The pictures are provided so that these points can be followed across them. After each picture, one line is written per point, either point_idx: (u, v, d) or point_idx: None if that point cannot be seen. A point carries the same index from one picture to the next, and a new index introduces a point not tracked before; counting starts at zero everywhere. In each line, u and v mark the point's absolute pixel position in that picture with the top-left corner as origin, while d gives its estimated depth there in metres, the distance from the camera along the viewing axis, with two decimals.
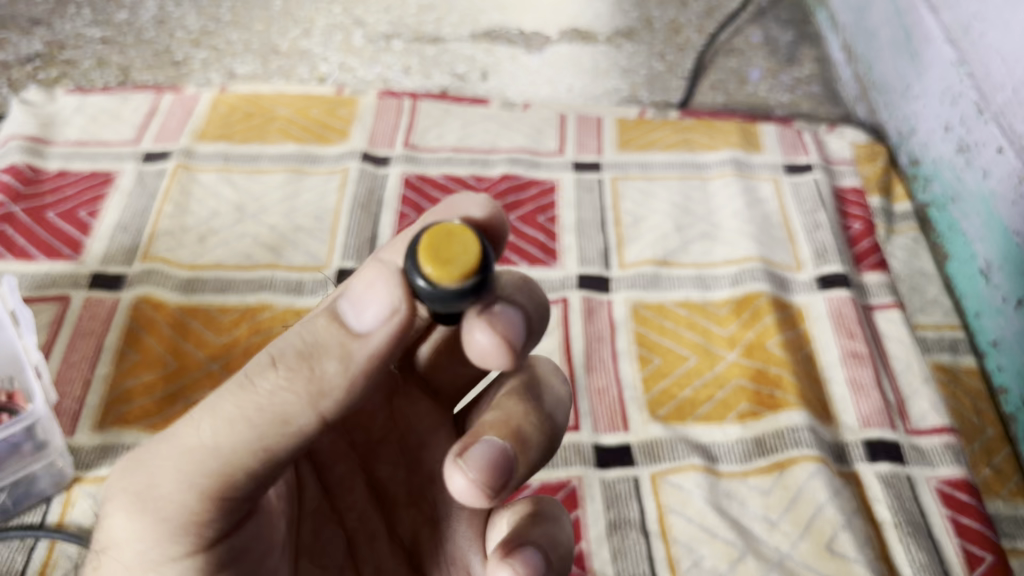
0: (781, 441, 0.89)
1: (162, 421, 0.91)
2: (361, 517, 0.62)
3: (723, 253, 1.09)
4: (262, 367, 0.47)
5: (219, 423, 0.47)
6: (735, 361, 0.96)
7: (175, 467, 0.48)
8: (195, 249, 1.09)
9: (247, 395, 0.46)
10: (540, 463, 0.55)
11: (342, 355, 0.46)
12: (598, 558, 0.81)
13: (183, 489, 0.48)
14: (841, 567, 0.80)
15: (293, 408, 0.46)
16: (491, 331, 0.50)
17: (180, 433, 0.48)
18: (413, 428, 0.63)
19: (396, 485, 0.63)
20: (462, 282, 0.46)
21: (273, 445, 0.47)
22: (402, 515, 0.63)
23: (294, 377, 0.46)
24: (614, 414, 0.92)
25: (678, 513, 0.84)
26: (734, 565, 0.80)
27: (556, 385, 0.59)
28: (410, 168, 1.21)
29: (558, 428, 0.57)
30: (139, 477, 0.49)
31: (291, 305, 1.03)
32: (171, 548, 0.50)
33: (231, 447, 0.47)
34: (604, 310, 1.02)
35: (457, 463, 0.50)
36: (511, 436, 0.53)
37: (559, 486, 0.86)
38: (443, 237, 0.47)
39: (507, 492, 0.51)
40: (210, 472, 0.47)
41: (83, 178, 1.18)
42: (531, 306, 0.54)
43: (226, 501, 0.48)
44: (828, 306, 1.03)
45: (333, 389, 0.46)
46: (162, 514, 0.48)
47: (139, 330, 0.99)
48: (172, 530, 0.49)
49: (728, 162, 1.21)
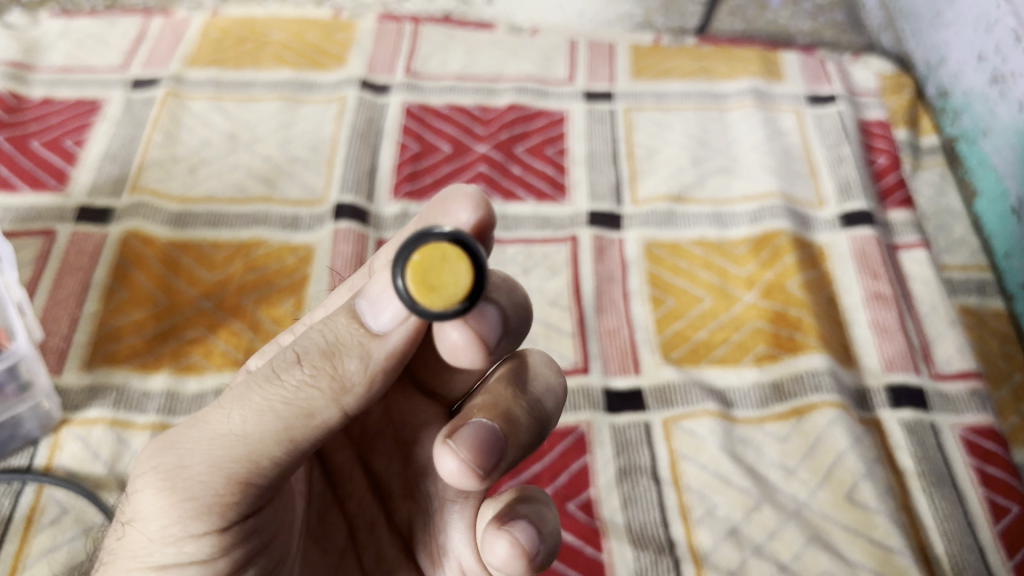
0: (800, 385, 0.85)
1: (153, 359, 0.87)
2: (360, 503, 0.58)
3: (741, 189, 1.03)
4: (285, 365, 0.46)
5: (247, 411, 0.45)
6: (752, 303, 0.92)
7: (205, 448, 0.45)
8: (186, 181, 1.04)
9: (273, 388, 0.45)
10: (528, 446, 0.51)
11: (363, 352, 0.46)
12: (607, 506, 0.77)
13: (210, 471, 0.45)
14: (861, 517, 0.76)
15: (318, 402, 0.45)
16: (466, 328, 0.50)
17: (211, 418, 0.46)
18: (406, 421, 0.59)
19: (392, 477, 0.59)
20: (441, 310, 0.46)
21: (300, 437, 0.45)
22: (399, 508, 0.58)
23: (317, 374, 0.45)
24: (625, 356, 0.88)
25: (690, 459, 0.80)
26: (749, 514, 0.77)
27: (548, 375, 0.55)
28: (412, 96, 1.14)
29: (550, 417, 0.54)
30: (168, 458, 0.46)
31: (287, 241, 0.98)
32: (191, 524, 0.46)
33: (258, 434, 0.44)
34: (615, 249, 0.97)
35: (447, 444, 0.47)
36: (501, 417, 0.50)
37: (567, 431, 0.82)
38: (442, 258, 0.45)
39: (500, 468, 0.48)
40: (236, 457, 0.44)
41: (69, 106, 1.12)
42: (507, 305, 0.52)
43: (251, 486, 0.45)
44: (852, 245, 0.98)
45: (355, 386, 0.46)
46: (188, 494, 0.45)
47: (129, 266, 0.95)
48: (195, 510, 0.45)
49: (748, 92, 1.15)
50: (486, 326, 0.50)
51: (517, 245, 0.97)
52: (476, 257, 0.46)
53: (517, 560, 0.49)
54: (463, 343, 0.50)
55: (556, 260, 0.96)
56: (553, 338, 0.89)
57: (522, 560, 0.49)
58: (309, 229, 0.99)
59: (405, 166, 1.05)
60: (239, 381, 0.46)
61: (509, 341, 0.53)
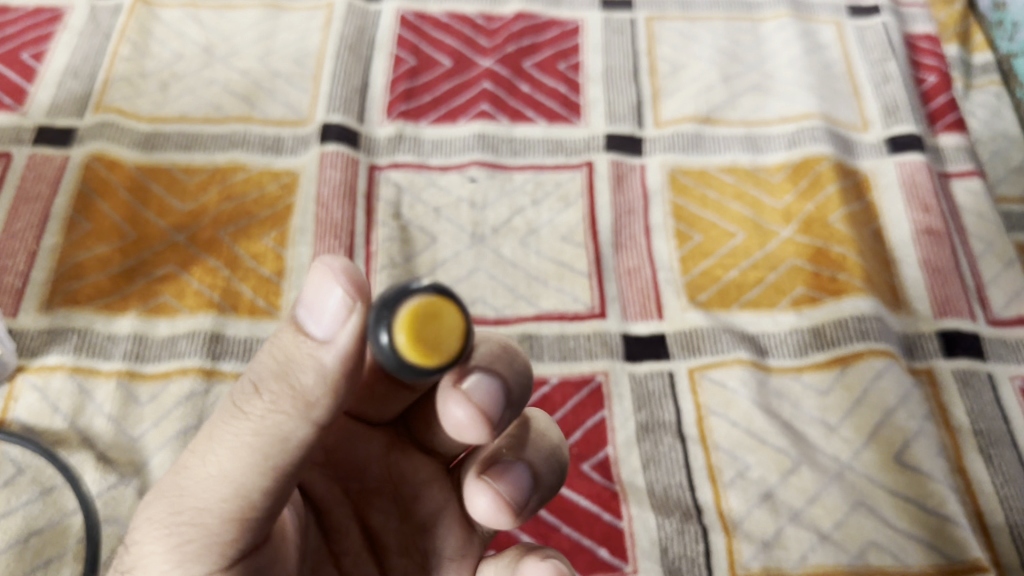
0: (844, 332, 0.76)
1: (119, 300, 0.78)
2: (356, 561, 0.49)
3: (777, 109, 0.93)
4: (244, 395, 0.40)
5: (222, 446, 0.39)
6: (790, 239, 0.82)
7: (193, 490, 0.40)
8: (156, 98, 0.93)
9: (240, 422, 0.39)
10: (559, 480, 0.49)
11: (317, 365, 0.39)
12: (627, 466, 0.69)
13: (202, 513, 0.40)
14: (912, 481, 0.68)
15: (289, 426, 0.39)
16: (469, 405, 0.41)
17: (191, 460, 0.41)
18: (405, 478, 0.50)
19: (389, 534, 0.50)
20: (419, 366, 0.38)
21: (283, 462, 0.39)
22: (396, 568, 0.50)
23: (278, 397, 0.39)
24: (646, 299, 0.79)
25: (720, 415, 0.72)
26: (786, 476, 0.68)
27: (552, 434, 0.49)
28: (407, 4, 1.02)
29: (565, 461, 0.49)
30: (159, 507, 0.41)
31: (268, 166, 0.88)
32: (194, 568, 0.41)
33: (240, 468, 0.39)
34: (636, 176, 0.87)
35: (478, 488, 0.46)
36: (526, 460, 0.47)
37: (583, 381, 0.73)
38: (441, 320, 0.38)
39: (536, 501, 0.47)
40: (224, 494, 0.39)
41: (26, 15, 1.00)
42: (510, 377, 0.43)
43: (247, 519, 0.40)
44: (900, 173, 0.88)
45: (318, 401, 0.39)
46: (186, 539, 0.40)
47: (92, 194, 0.85)
48: (195, 553, 0.40)
49: (783, 1, 1.02)
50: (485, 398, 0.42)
51: (525, 173, 0.87)
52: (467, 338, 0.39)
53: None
54: (468, 425, 0.42)
55: (569, 189, 0.86)
56: (566, 279, 0.80)
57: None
58: (292, 153, 0.89)
59: (401, 83, 0.94)
60: (208, 419, 0.41)
61: (517, 410, 0.44)
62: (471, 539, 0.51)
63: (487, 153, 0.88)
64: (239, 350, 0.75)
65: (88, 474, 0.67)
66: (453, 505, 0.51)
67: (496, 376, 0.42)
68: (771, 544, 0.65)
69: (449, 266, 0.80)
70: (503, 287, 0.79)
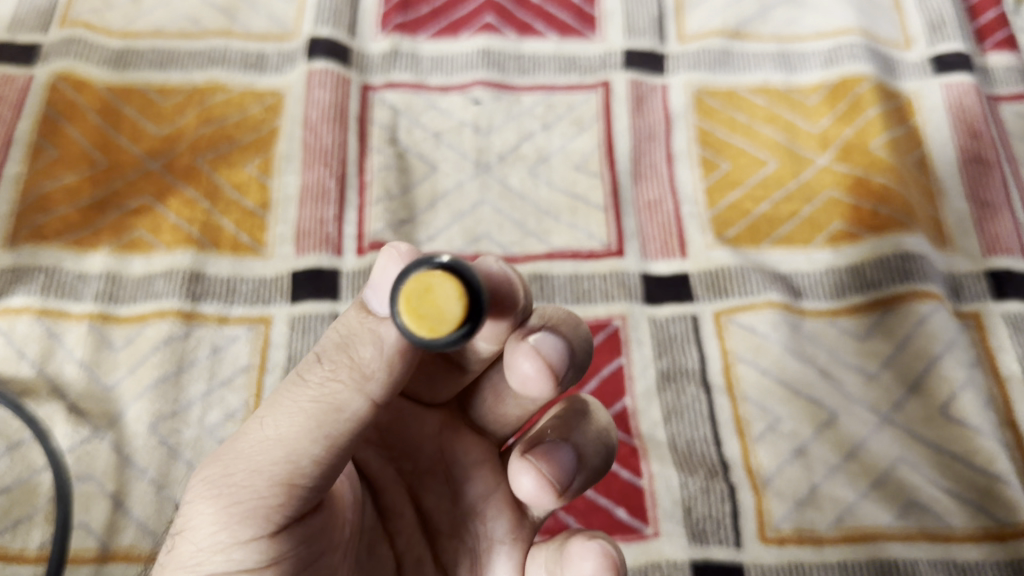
0: (886, 272, 0.69)
1: (89, 235, 0.71)
2: (411, 542, 0.45)
3: (813, 23, 0.84)
4: (307, 364, 0.38)
5: (280, 410, 0.37)
6: (827, 168, 0.75)
7: (246, 452, 0.37)
8: (127, 11, 0.84)
9: (297, 390, 0.37)
10: (604, 467, 0.45)
11: (375, 338, 0.37)
12: (647, 419, 0.63)
13: (253, 474, 0.36)
14: (958, 435, 0.62)
15: (344, 394, 0.36)
16: (537, 357, 0.40)
17: (248, 426, 0.38)
18: (456, 459, 0.47)
19: (442, 514, 0.46)
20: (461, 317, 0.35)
21: (335, 435, 0.36)
22: (446, 552, 0.45)
23: (336, 366, 0.37)
24: (668, 234, 0.72)
25: (749, 363, 0.66)
26: (821, 431, 0.63)
27: (599, 417, 0.46)
28: None
29: (611, 447, 0.46)
30: (212, 467, 0.37)
31: (250, 86, 0.80)
32: (240, 531, 0.36)
33: (295, 430, 0.36)
34: (657, 97, 0.79)
35: (524, 462, 0.42)
36: (572, 439, 0.44)
37: (598, 326, 0.67)
38: (421, 287, 0.35)
39: (579, 485, 0.43)
40: (275, 457, 0.36)
41: None
42: (574, 339, 0.42)
43: (298, 487, 0.36)
44: (946, 95, 0.80)
45: (375, 373, 0.37)
46: (235, 498, 0.36)
47: (59, 117, 0.77)
48: (242, 515, 0.36)
49: None
50: (551, 352, 0.40)
51: (535, 94, 0.79)
52: (461, 270, 0.35)
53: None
54: (535, 381, 0.40)
55: (583, 113, 0.78)
56: (580, 212, 0.73)
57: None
58: (277, 72, 0.81)
59: None
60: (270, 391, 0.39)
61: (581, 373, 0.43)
62: (522, 524, 0.46)
63: (493, 71, 0.80)
64: (220, 291, 0.69)
65: (59, 428, 0.62)
66: (504, 489, 0.46)
67: (563, 333, 0.41)
68: (804, 503, 0.60)
69: (451, 199, 0.73)
70: (511, 223, 0.72)
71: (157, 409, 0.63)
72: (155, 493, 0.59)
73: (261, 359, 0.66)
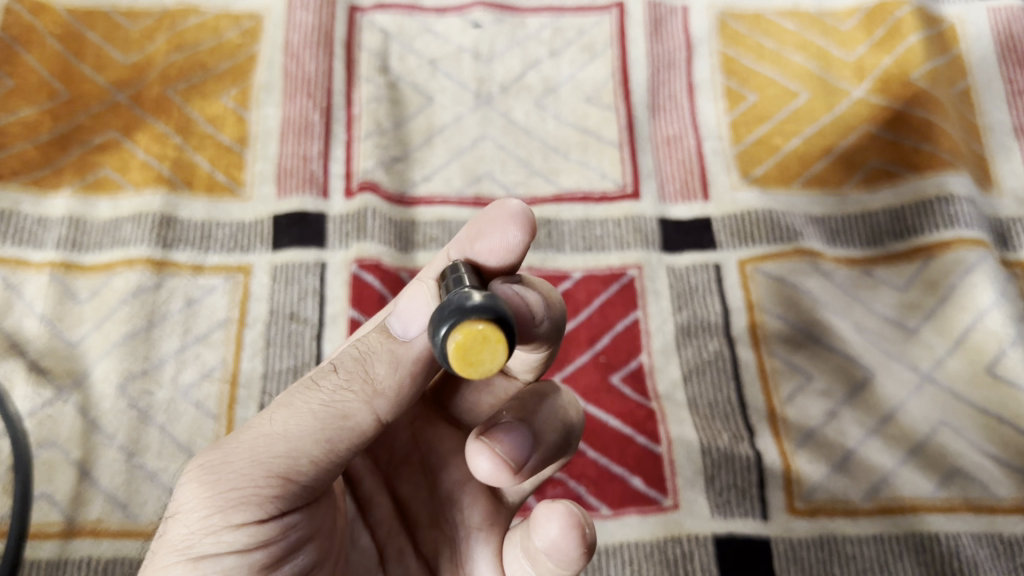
0: (923, 216, 0.63)
1: (50, 175, 0.64)
2: (389, 533, 0.40)
3: None
4: (320, 372, 0.34)
5: (289, 408, 0.33)
6: (863, 100, 0.68)
7: (248, 442, 0.32)
8: None
9: (309, 393, 0.33)
10: (564, 448, 0.40)
11: (393, 358, 0.33)
12: (665, 378, 0.58)
13: (252, 463, 0.32)
14: (1006, 397, 0.57)
15: (355, 403, 0.33)
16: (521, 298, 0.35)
17: (254, 421, 0.34)
18: (433, 448, 0.42)
19: (419, 503, 0.41)
20: (492, 320, 0.29)
21: (340, 444, 0.32)
22: (425, 543, 0.40)
23: (351, 377, 0.33)
24: (689, 175, 0.65)
25: (776, 317, 0.60)
26: (855, 392, 0.57)
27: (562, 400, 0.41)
28: None
29: (572, 427, 0.41)
30: (209, 454, 0.33)
31: (226, 9, 0.72)
32: (233, 513, 0.31)
33: (301, 426, 0.32)
34: (677, 20, 0.72)
35: (481, 439, 0.36)
36: (533, 416, 0.38)
37: (612, 276, 0.61)
38: (454, 360, 0.29)
39: (536, 464, 0.38)
40: (277, 451, 0.32)
41: None
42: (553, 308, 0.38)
43: (295, 484, 0.32)
44: (993, 20, 0.72)
45: (386, 390, 0.33)
46: (229, 484, 0.32)
47: (13, 43, 0.69)
48: (234, 501, 0.31)
49: None
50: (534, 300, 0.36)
51: (542, 17, 0.71)
52: (471, 307, 0.29)
53: (575, 542, 0.35)
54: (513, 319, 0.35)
55: (595, 38, 0.70)
56: (591, 149, 0.66)
57: (580, 540, 0.35)
58: None
59: None
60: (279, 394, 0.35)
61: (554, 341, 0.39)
62: (500, 510, 0.41)
63: None
64: (195, 237, 0.62)
65: (18, 389, 0.56)
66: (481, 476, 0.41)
67: (542, 291, 0.37)
68: (837, 470, 0.55)
69: (449, 134, 0.67)
70: (515, 161, 0.66)
71: (126, 368, 0.57)
72: (125, 461, 0.54)
73: (241, 313, 0.60)
